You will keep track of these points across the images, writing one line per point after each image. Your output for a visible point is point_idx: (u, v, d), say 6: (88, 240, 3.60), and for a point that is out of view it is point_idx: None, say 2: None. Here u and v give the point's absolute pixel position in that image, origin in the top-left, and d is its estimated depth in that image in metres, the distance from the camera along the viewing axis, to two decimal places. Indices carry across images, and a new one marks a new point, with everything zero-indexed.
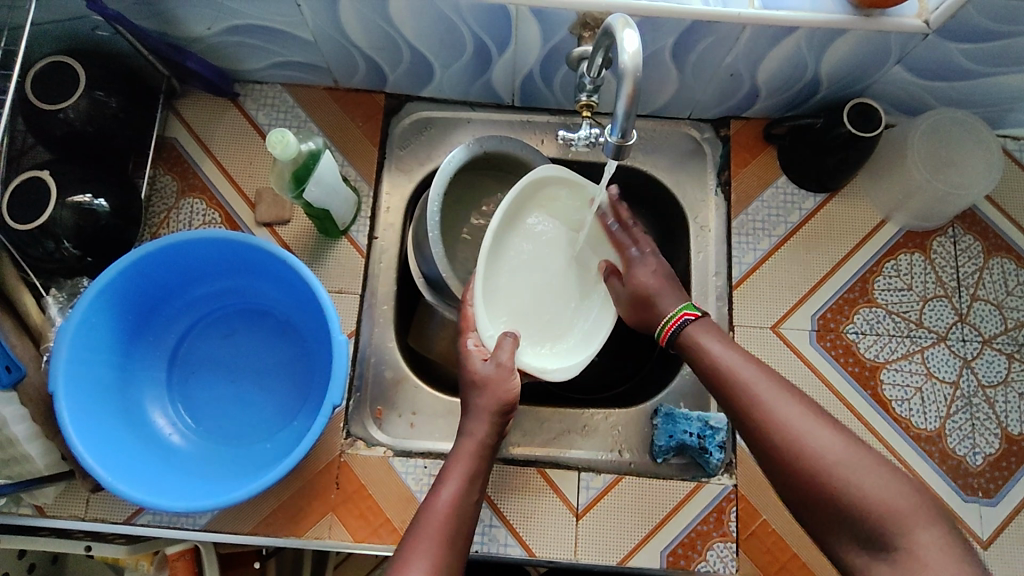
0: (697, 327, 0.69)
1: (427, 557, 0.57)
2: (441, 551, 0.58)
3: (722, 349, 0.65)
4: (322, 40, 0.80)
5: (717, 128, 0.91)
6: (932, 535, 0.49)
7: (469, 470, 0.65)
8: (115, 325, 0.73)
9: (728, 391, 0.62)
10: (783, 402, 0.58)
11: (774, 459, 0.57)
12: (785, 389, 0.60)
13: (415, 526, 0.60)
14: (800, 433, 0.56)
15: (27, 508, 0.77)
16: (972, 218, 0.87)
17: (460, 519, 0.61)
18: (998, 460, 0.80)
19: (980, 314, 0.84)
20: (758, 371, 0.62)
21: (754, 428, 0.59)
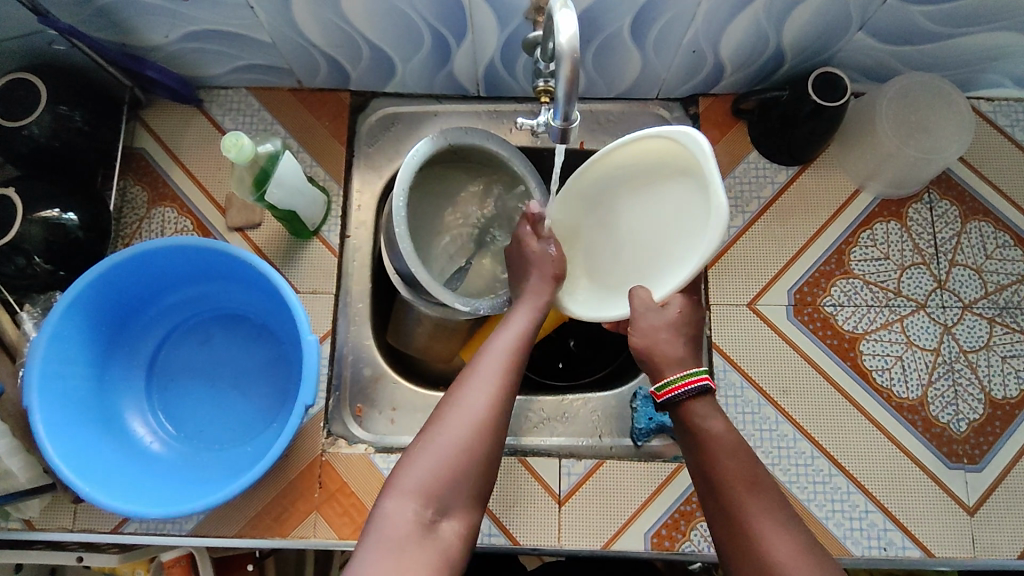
0: (691, 417, 0.63)
1: (493, 379, 0.61)
2: (504, 375, 0.62)
3: (723, 443, 0.62)
4: (280, 42, 0.80)
5: (686, 106, 0.90)
6: None
7: (533, 315, 0.70)
8: (89, 337, 0.74)
9: (720, 511, 0.60)
10: (777, 542, 0.56)
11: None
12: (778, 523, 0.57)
13: (483, 351, 0.65)
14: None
15: (15, 523, 0.77)
16: (947, 182, 0.86)
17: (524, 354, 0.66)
18: (982, 425, 0.79)
19: (959, 279, 0.83)
20: (754, 497, 0.59)
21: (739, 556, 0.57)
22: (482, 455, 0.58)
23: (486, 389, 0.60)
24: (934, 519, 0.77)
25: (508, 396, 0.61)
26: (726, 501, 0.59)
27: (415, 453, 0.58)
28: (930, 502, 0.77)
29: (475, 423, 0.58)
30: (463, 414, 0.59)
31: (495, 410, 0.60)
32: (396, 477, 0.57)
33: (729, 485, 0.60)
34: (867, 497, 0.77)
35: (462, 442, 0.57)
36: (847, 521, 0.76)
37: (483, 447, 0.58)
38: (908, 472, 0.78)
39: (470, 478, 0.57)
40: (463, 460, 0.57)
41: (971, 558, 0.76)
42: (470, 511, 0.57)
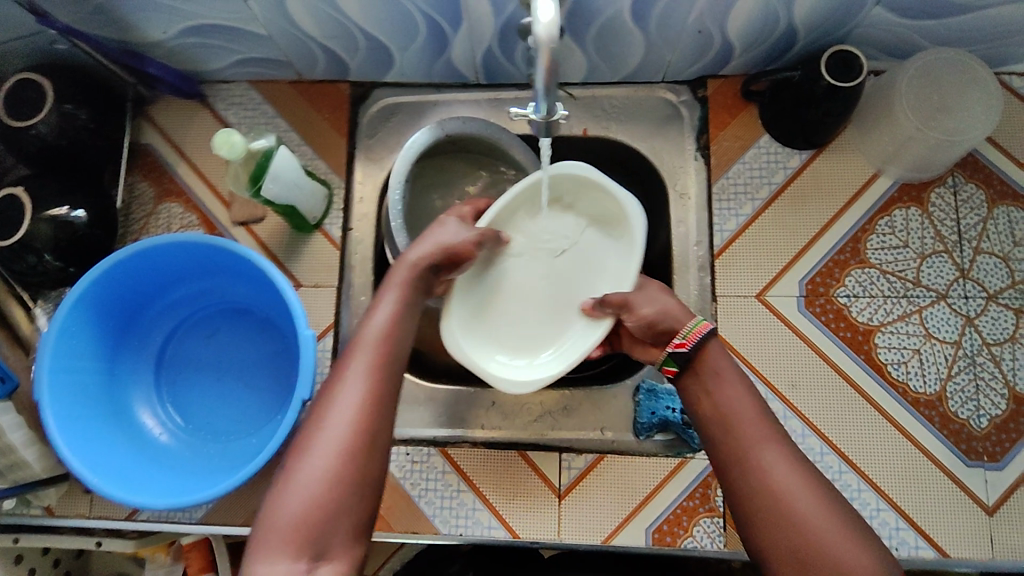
0: (710, 356, 0.63)
1: (355, 388, 0.56)
2: (370, 377, 0.57)
3: (732, 384, 0.61)
4: (276, 34, 0.79)
5: (694, 89, 0.87)
6: None
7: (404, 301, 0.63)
8: (98, 332, 0.76)
9: (727, 446, 0.58)
10: (786, 468, 0.55)
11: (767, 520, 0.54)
12: (791, 455, 0.56)
13: (347, 352, 0.59)
14: (800, 508, 0.53)
15: (36, 509, 0.82)
16: (974, 165, 0.81)
17: (394, 343, 0.60)
18: (1005, 422, 0.76)
19: (984, 268, 0.79)
20: (766, 429, 0.58)
21: (754, 489, 0.55)
22: (352, 479, 0.53)
23: (348, 403, 0.55)
24: (951, 519, 0.74)
25: (377, 399, 0.57)
26: (733, 429, 0.58)
27: (278, 494, 0.53)
28: (946, 501, 0.74)
29: (340, 452, 0.53)
30: (323, 440, 0.54)
31: (361, 422, 0.55)
32: (264, 529, 0.52)
33: (740, 420, 0.58)
34: (878, 495, 0.74)
35: (326, 472, 0.53)
36: None
37: (352, 469, 0.53)
38: (923, 469, 0.75)
39: (344, 508, 0.53)
40: (334, 496, 0.53)
41: (988, 559, 0.73)
42: (354, 548, 0.53)
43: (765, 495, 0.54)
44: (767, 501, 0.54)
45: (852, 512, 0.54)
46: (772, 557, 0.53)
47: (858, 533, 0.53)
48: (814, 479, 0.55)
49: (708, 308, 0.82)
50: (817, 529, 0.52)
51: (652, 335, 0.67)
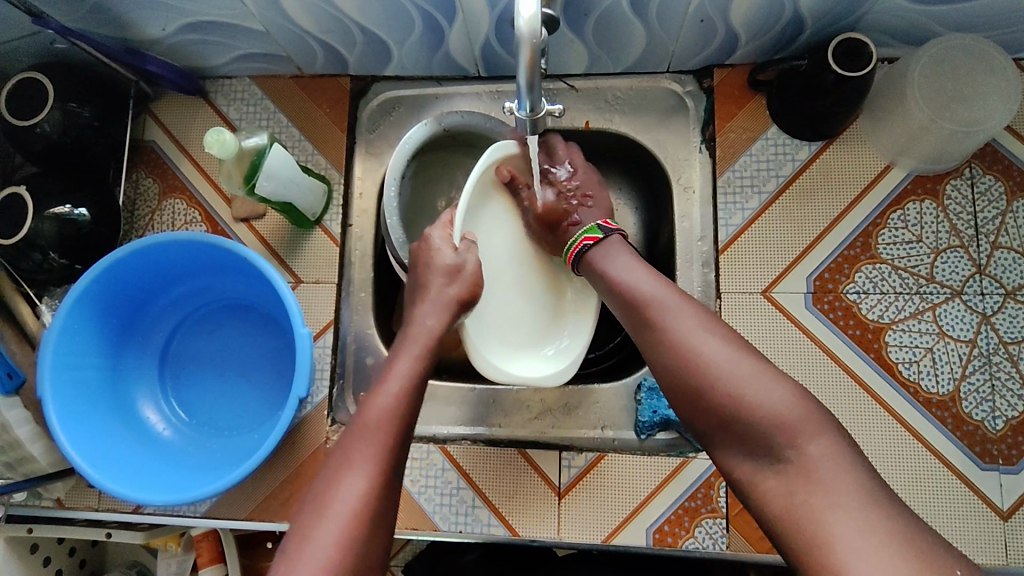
0: (598, 261, 0.70)
1: (365, 472, 0.54)
2: (378, 469, 0.54)
3: (629, 271, 0.66)
4: (273, 29, 0.78)
5: (700, 79, 0.85)
6: (822, 443, 0.50)
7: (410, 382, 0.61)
8: (100, 328, 0.77)
9: (634, 310, 0.63)
10: (685, 323, 0.59)
11: (677, 380, 0.57)
12: (688, 309, 0.60)
13: (351, 433, 0.57)
14: (700, 357, 0.56)
15: (48, 501, 0.83)
16: (992, 156, 0.78)
17: (401, 426, 0.58)
18: (1021, 424, 0.73)
19: (1002, 263, 0.76)
20: (664, 292, 0.62)
21: (651, 341, 0.60)
22: (357, 564, 0.50)
23: (357, 487, 0.53)
24: (963, 524, 0.71)
25: (384, 483, 0.54)
26: (637, 302, 0.63)
27: None
28: (959, 505, 0.72)
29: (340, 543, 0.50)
30: (330, 525, 0.51)
31: (369, 508, 0.52)
32: None
33: (644, 295, 0.63)
34: None
35: (330, 560, 0.49)
36: None
37: (356, 557, 0.50)
38: (934, 472, 0.72)
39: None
40: None
41: (1003, 565, 0.70)
42: None
43: (667, 351, 0.58)
44: (660, 350, 0.59)
45: (755, 352, 0.56)
46: (683, 404, 0.57)
47: (759, 367, 0.54)
48: (712, 326, 0.58)
49: (711, 304, 0.80)
50: (707, 362, 0.55)
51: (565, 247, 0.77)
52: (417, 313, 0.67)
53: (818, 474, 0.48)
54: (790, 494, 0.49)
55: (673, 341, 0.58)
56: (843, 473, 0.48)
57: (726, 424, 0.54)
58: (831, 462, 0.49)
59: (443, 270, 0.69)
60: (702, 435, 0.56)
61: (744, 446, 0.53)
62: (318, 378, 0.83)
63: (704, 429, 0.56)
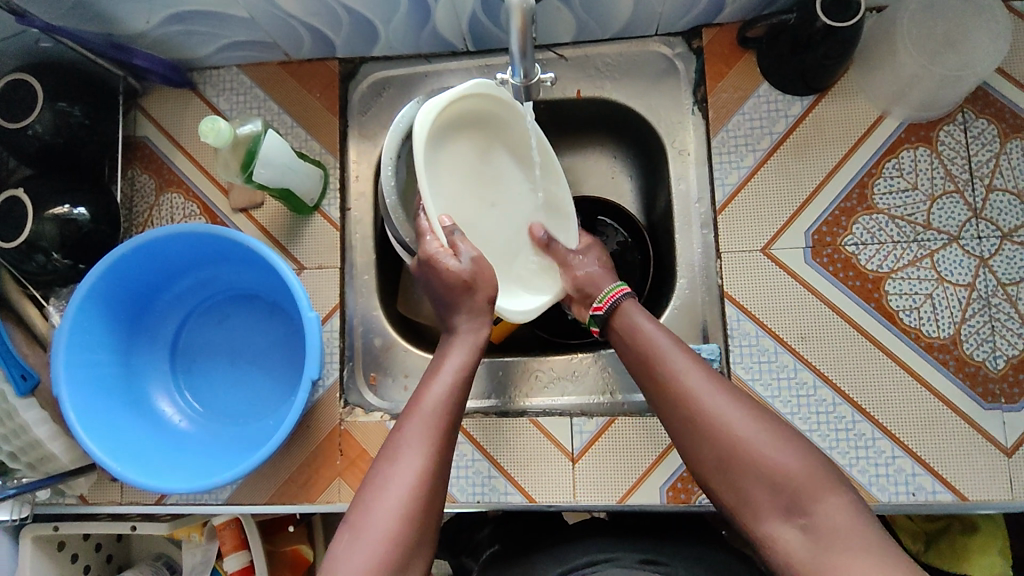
0: (624, 312, 0.70)
1: (423, 450, 0.57)
2: (433, 450, 0.58)
3: (639, 325, 0.68)
4: (258, 15, 0.78)
5: (689, 40, 0.84)
6: (841, 498, 0.53)
7: (461, 367, 0.64)
8: (109, 327, 0.78)
9: (648, 371, 0.64)
10: (699, 378, 0.60)
11: (697, 434, 0.58)
12: (704, 370, 0.62)
13: (407, 416, 0.60)
14: (718, 416, 0.58)
15: (71, 498, 0.83)
16: (984, 98, 0.78)
17: (451, 414, 0.61)
18: (1022, 362, 0.74)
19: (998, 205, 0.76)
20: (681, 352, 0.63)
21: (669, 399, 0.61)
22: (413, 541, 0.54)
23: (414, 465, 0.56)
24: (969, 462, 0.73)
25: (439, 462, 0.58)
26: (651, 359, 0.64)
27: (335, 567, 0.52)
28: (963, 445, 0.73)
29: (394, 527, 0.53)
30: (391, 499, 0.54)
31: (426, 485, 0.56)
32: None
33: (657, 350, 0.64)
34: (894, 442, 0.74)
35: (391, 531, 0.53)
36: (872, 468, 0.74)
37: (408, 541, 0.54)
38: (938, 414, 0.74)
39: (405, 569, 0.53)
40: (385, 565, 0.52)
41: (1008, 500, 0.72)
42: None
43: (683, 405, 0.60)
44: (679, 404, 0.60)
45: (771, 415, 0.59)
46: (702, 457, 0.58)
47: (775, 428, 0.57)
48: (727, 389, 0.60)
49: (712, 264, 0.81)
50: (726, 419, 0.57)
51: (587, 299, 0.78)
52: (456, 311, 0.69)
53: (838, 529, 0.51)
54: (816, 546, 0.51)
55: (692, 403, 0.59)
56: (861, 525, 0.51)
57: (747, 477, 0.55)
58: (848, 515, 0.52)
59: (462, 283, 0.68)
60: (717, 492, 0.58)
61: (768, 498, 0.55)
62: (328, 362, 0.84)
63: (720, 487, 0.57)
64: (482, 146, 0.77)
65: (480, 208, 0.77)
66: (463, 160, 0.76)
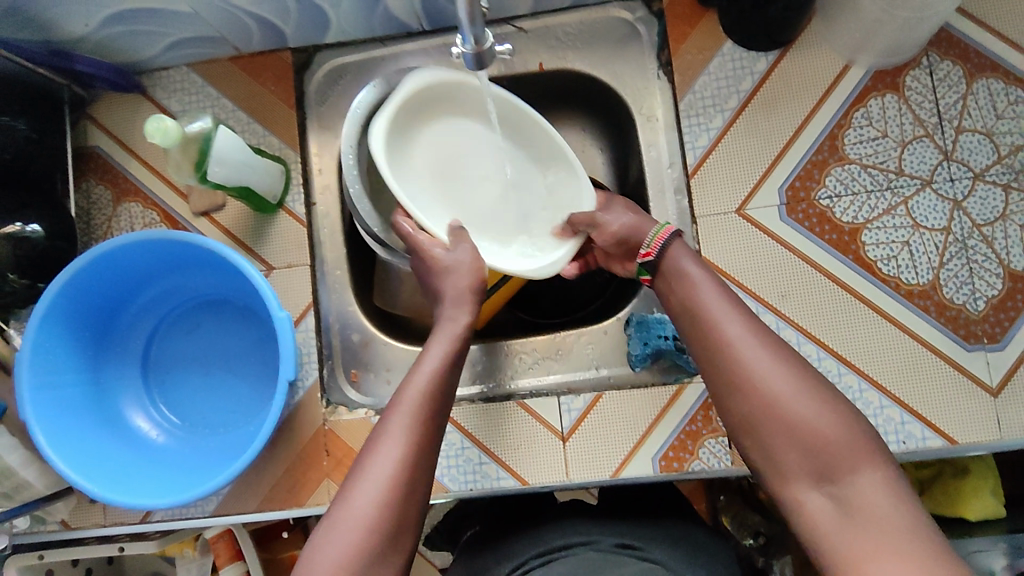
0: (674, 253, 0.64)
1: (404, 438, 0.56)
2: (415, 441, 0.56)
3: (679, 271, 0.63)
4: (202, 9, 0.75)
5: (649, 3, 0.83)
6: (878, 472, 0.50)
7: (446, 352, 0.63)
8: (73, 345, 0.75)
9: (688, 323, 0.60)
10: (743, 331, 0.56)
11: (736, 388, 0.55)
12: (748, 321, 0.57)
13: (393, 405, 0.59)
14: (761, 372, 0.54)
15: (53, 525, 0.81)
16: (948, 40, 0.77)
17: (437, 401, 0.59)
18: (1002, 301, 0.74)
19: (968, 146, 0.76)
20: (726, 305, 0.59)
21: (709, 355, 0.57)
22: (391, 529, 0.53)
23: (394, 451, 0.55)
24: (956, 406, 0.73)
25: (420, 451, 0.56)
26: (694, 307, 0.60)
27: (315, 558, 0.52)
28: (949, 388, 0.73)
29: (374, 519, 0.53)
30: (370, 486, 0.54)
31: (407, 475, 0.55)
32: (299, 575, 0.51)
33: (697, 298, 0.60)
34: (881, 393, 0.74)
35: (368, 519, 0.52)
36: None
37: (388, 533, 0.53)
38: (923, 360, 0.74)
39: (387, 553, 0.53)
40: (366, 554, 0.52)
41: (997, 440, 0.72)
42: None
43: (724, 357, 0.56)
44: (718, 356, 0.56)
45: (813, 373, 0.55)
46: (737, 411, 0.55)
47: (818, 389, 0.53)
48: (772, 342, 0.56)
49: (688, 230, 0.80)
50: (768, 376, 0.54)
51: (625, 248, 0.72)
52: (439, 284, 0.68)
53: (874, 507, 0.48)
54: (846, 521, 0.49)
55: (732, 360, 0.55)
56: (897, 504, 0.48)
57: (782, 439, 0.53)
58: (884, 493, 0.49)
59: (446, 271, 0.69)
60: (749, 451, 0.55)
61: (804, 463, 0.52)
62: (306, 362, 0.82)
63: (750, 443, 0.55)
64: (454, 126, 0.77)
65: (463, 186, 0.77)
66: (437, 147, 0.76)
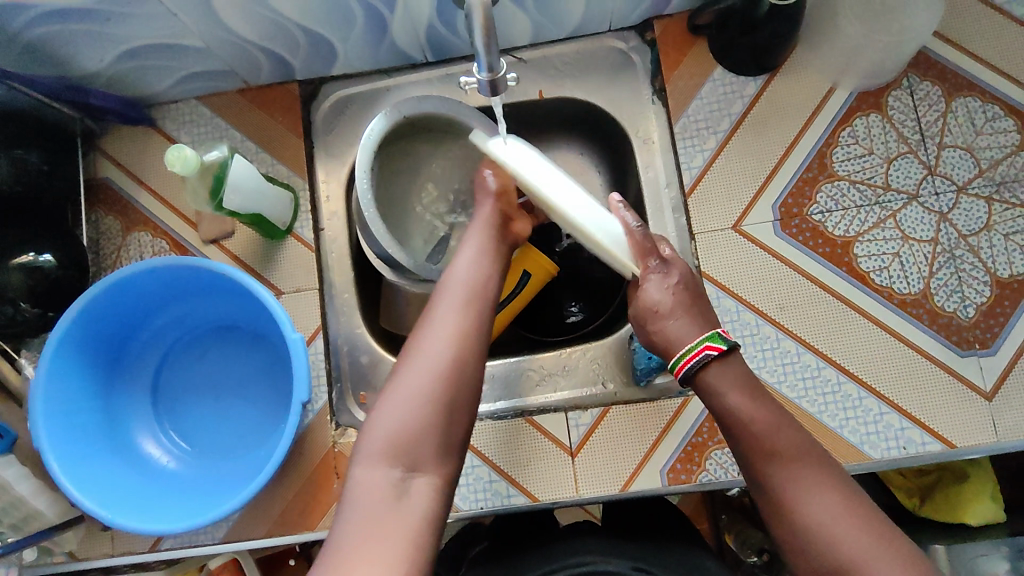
0: (711, 386, 0.62)
1: (445, 328, 0.60)
2: (459, 320, 0.61)
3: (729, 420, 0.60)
4: (214, 44, 0.78)
5: (642, 33, 0.87)
6: None
7: (484, 250, 0.69)
8: (86, 371, 0.76)
9: (750, 469, 0.58)
10: (806, 496, 0.54)
11: (805, 552, 0.53)
12: (810, 485, 0.54)
13: (435, 301, 0.64)
14: (828, 540, 0.52)
15: (60, 556, 0.80)
16: (926, 62, 0.82)
17: (478, 287, 0.65)
18: (991, 308, 0.77)
19: (950, 161, 0.80)
20: (781, 463, 0.56)
21: (775, 518, 0.55)
22: (451, 390, 0.57)
23: (444, 328, 0.60)
24: (953, 411, 0.75)
25: (467, 329, 0.61)
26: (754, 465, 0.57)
27: (378, 422, 0.55)
28: (945, 394, 0.75)
29: (433, 382, 0.57)
30: (419, 368, 0.57)
31: (459, 344, 0.59)
32: (363, 445, 0.55)
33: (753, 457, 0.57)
34: (880, 400, 0.76)
35: (429, 380, 0.57)
36: (862, 427, 0.75)
37: (448, 393, 0.57)
38: (918, 368, 0.76)
39: (451, 413, 0.56)
40: (430, 413, 0.55)
41: (994, 443, 0.74)
42: (445, 464, 0.55)
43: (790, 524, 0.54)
44: (785, 522, 0.54)
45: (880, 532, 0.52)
46: (808, 573, 0.53)
47: (892, 557, 0.51)
48: (839, 505, 0.53)
49: (687, 247, 0.82)
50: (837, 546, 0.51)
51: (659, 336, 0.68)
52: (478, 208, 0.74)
53: None
54: None
55: (801, 526, 0.53)
56: None
57: None
58: None
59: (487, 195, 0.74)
60: None
61: None
62: (316, 384, 0.83)
63: None
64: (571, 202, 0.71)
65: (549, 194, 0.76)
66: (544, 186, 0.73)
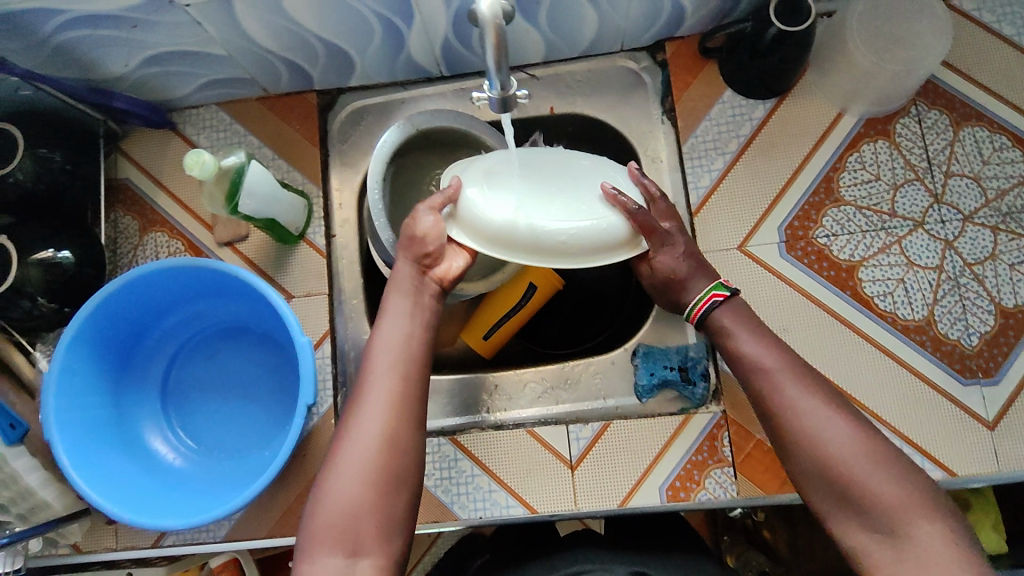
0: (718, 327, 0.68)
1: (375, 409, 0.61)
2: (388, 396, 0.62)
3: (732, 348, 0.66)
4: (237, 52, 0.80)
5: (654, 54, 0.88)
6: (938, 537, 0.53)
7: (414, 314, 0.68)
8: (99, 368, 0.78)
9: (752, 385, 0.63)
10: (799, 395, 0.60)
11: (794, 451, 0.59)
12: (805, 386, 0.60)
13: (365, 375, 0.64)
14: (818, 430, 0.58)
15: (65, 548, 0.81)
16: (934, 91, 0.83)
17: (407, 356, 0.65)
18: (995, 336, 0.77)
19: (957, 189, 0.80)
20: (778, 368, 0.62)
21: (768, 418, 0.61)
22: (387, 472, 0.60)
23: (373, 410, 0.61)
24: (955, 438, 0.75)
25: (396, 405, 0.62)
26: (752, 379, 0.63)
27: (319, 513, 0.58)
28: (948, 421, 0.75)
29: (368, 467, 0.59)
30: (354, 454, 0.59)
31: (388, 426, 0.61)
32: (305, 539, 0.58)
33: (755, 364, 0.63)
34: (881, 425, 0.76)
35: (364, 468, 0.59)
36: None
37: (383, 475, 0.59)
38: (921, 394, 0.76)
39: (388, 492, 0.59)
40: (370, 498, 0.58)
41: (996, 472, 0.74)
42: (387, 542, 0.59)
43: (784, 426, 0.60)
44: (780, 421, 0.60)
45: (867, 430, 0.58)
46: (798, 469, 0.59)
47: (876, 452, 0.56)
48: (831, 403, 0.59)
49: None
50: (825, 440, 0.57)
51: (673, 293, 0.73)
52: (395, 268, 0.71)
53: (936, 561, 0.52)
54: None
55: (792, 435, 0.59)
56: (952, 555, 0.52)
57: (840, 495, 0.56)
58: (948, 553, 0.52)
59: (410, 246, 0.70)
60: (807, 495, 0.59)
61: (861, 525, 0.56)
62: (322, 388, 0.84)
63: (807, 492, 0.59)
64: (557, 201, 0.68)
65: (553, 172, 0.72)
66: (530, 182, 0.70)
